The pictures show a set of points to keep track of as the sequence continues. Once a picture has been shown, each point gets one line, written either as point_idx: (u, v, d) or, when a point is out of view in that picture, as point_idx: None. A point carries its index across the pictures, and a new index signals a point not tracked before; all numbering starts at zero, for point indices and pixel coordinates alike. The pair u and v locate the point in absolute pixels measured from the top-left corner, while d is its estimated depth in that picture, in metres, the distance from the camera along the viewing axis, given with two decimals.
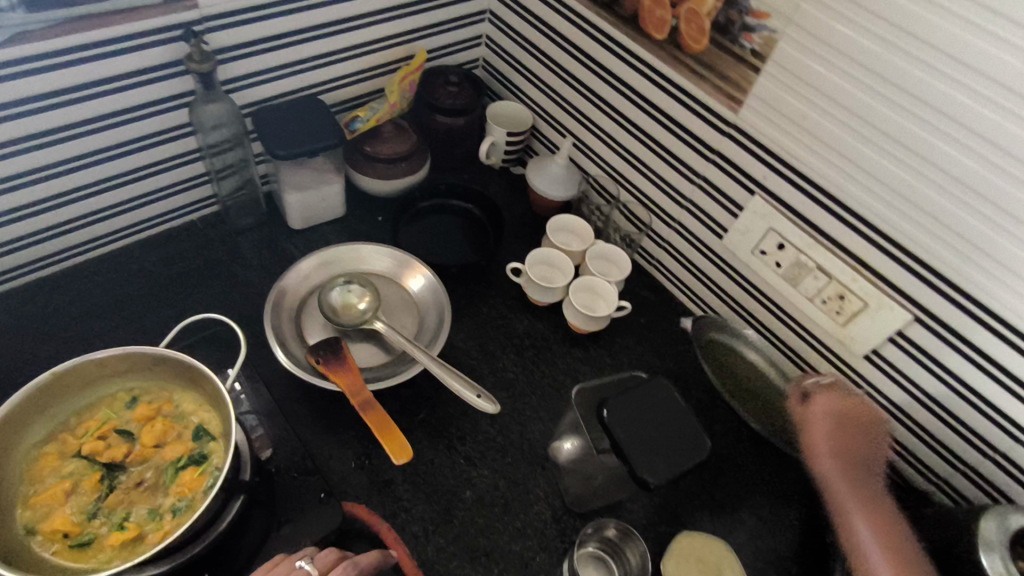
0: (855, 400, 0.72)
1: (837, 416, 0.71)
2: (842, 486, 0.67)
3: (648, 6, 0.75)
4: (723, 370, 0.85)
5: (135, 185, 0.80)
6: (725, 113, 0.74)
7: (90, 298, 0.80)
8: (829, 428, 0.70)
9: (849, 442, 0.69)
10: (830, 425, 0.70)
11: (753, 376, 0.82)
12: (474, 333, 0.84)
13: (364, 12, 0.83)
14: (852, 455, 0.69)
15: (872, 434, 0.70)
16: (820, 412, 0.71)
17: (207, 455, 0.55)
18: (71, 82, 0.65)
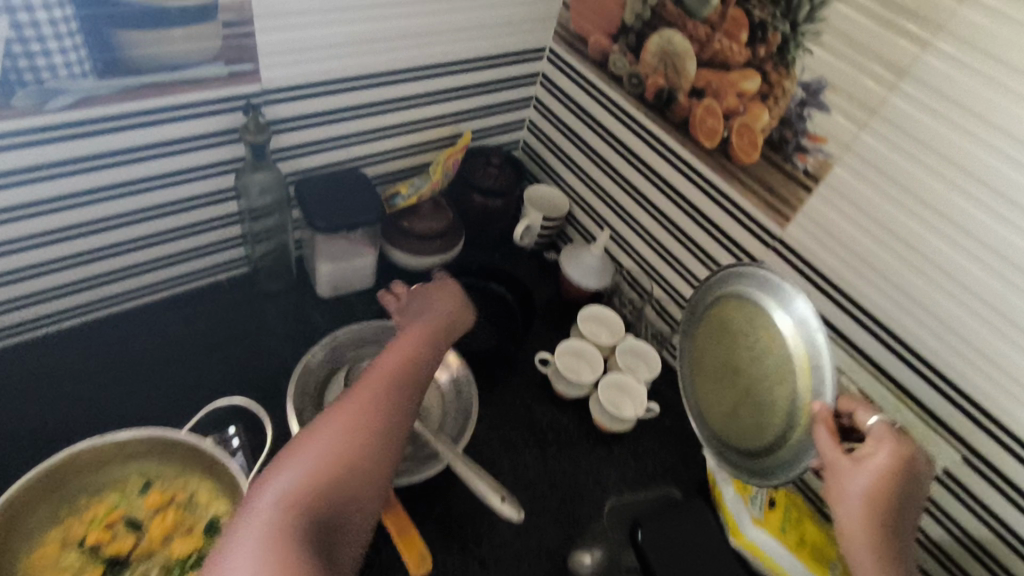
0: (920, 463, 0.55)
1: (900, 470, 0.54)
2: (866, 544, 0.53)
3: (700, 115, 0.76)
4: (725, 334, 0.70)
5: (170, 245, 0.79)
6: (772, 226, 0.73)
7: (110, 355, 0.79)
8: (885, 476, 0.54)
9: (902, 496, 0.54)
10: (886, 481, 0.54)
11: (750, 364, 0.67)
12: (496, 423, 0.81)
13: (418, 93, 0.84)
14: (900, 506, 0.54)
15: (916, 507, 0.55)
16: (882, 463, 0.54)
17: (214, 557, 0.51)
18: (122, 145, 0.65)
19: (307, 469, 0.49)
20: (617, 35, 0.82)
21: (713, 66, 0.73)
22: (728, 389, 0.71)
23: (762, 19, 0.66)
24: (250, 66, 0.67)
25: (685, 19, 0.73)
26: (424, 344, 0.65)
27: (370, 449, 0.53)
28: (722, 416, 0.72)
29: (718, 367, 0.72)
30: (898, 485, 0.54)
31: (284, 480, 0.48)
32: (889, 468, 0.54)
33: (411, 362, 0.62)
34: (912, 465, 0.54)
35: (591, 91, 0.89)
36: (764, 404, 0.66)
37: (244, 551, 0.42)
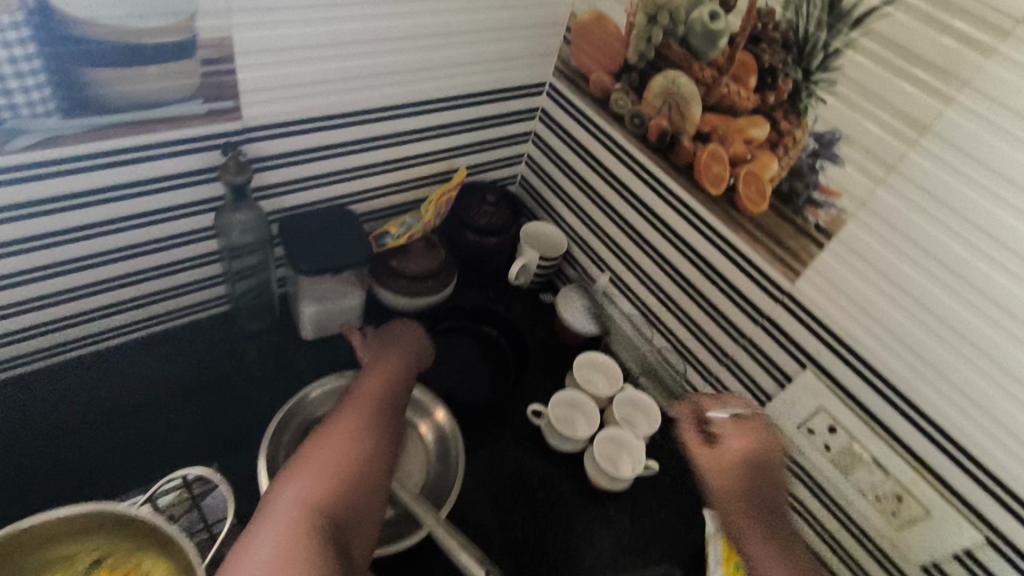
0: (765, 438, 0.63)
1: (759, 455, 0.62)
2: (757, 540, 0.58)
3: (705, 160, 0.72)
4: None
5: (144, 285, 0.75)
6: (780, 281, 0.69)
7: (78, 401, 0.74)
8: (744, 462, 0.62)
9: (768, 478, 0.62)
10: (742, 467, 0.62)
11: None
12: (484, 479, 0.77)
13: (410, 129, 0.81)
14: (769, 487, 0.61)
15: (777, 480, 0.62)
16: (739, 451, 0.63)
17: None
18: (91, 185, 0.61)
19: (312, 482, 0.58)
20: (620, 73, 0.78)
21: (719, 110, 0.69)
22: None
23: (772, 64, 0.63)
24: (230, 103, 0.63)
25: (690, 60, 0.70)
26: (402, 364, 0.73)
27: (365, 460, 0.61)
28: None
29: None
30: (761, 468, 0.62)
31: (294, 492, 0.57)
32: (749, 452, 0.63)
33: (391, 380, 0.71)
34: (767, 447, 0.63)
35: (591, 129, 0.85)
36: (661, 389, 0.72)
37: (267, 549, 0.52)
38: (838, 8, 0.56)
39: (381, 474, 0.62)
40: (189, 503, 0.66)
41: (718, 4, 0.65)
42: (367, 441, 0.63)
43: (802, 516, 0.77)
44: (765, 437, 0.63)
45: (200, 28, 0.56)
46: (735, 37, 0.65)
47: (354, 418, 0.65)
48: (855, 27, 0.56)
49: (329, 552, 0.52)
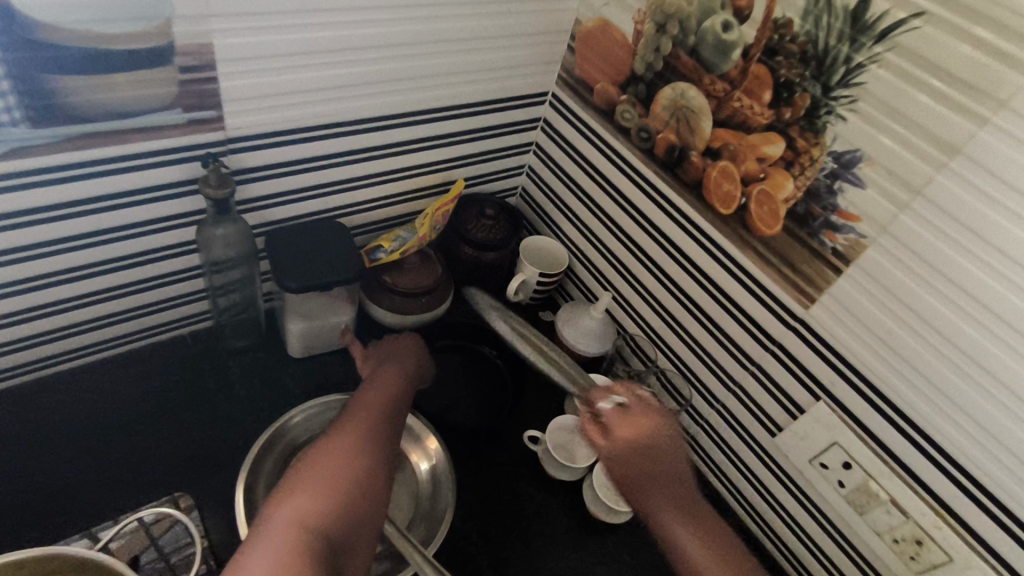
0: (652, 419, 0.63)
1: (649, 437, 0.61)
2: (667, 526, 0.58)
3: (715, 177, 0.68)
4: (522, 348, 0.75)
5: (122, 300, 0.71)
6: (794, 307, 0.65)
7: (50, 421, 0.70)
8: (636, 447, 0.61)
9: (665, 456, 0.61)
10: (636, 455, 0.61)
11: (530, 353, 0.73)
12: (477, 510, 0.73)
13: (406, 140, 0.77)
14: (669, 465, 0.61)
15: (671, 461, 0.61)
16: (627, 438, 0.61)
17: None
18: (62, 197, 0.58)
19: (311, 497, 0.53)
20: (625, 84, 0.75)
21: (730, 126, 0.65)
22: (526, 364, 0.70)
23: (788, 78, 0.59)
24: (212, 112, 0.60)
25: (700, 72, 0.66)
26: (398, 387, 0.70)
27: (361, 485, 0.57)
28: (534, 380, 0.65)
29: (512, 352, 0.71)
30: (654, 451, 0.61)
31: (290, 507, 0.52)
32: (642, 435, 0.61)
33: (387, 403, 0.67)
34: (659, 425, 0.62)
35: (595, 141, 0.81)
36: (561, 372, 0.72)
37: (261, 561, 0.46)
38: (862, 20, 0.52)
39: (378, 501, 0.57)
40: (162, 526, 0.64)
41: (730, 14, 0.61)
42: (365, 463, 0.59)
43: (813, 555, 0.73)
44: (653, 416, 0.63)
45: (179, 34, 0.53)
46: (749, 49, 0.61)
47: (351, 439, 0.60)
48: (879, 41, 0.52)
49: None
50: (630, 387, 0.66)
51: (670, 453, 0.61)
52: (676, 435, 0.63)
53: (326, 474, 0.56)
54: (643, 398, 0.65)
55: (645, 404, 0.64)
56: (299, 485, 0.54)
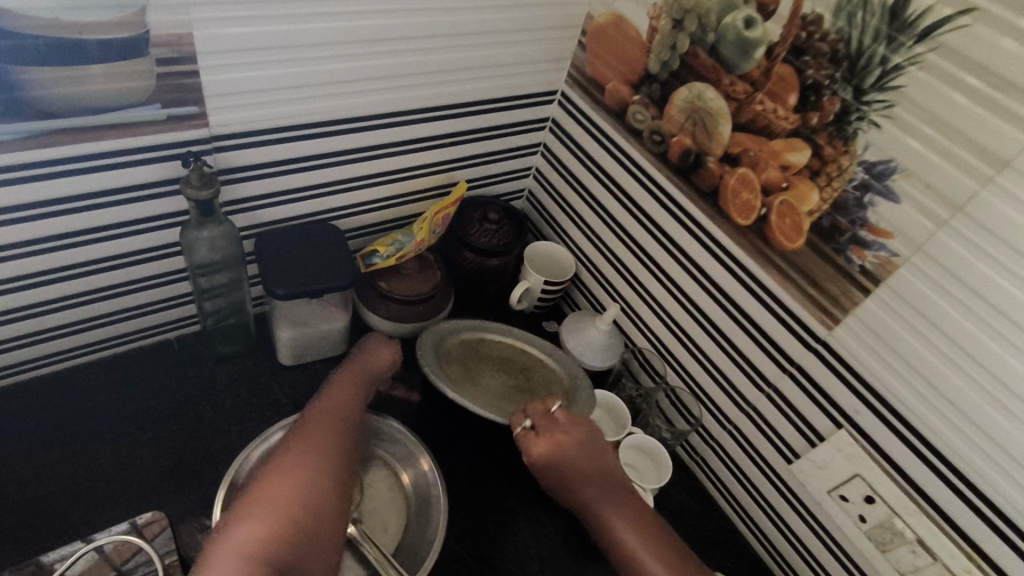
0: (566, 436, 0.64)
1: (561, 458, 0.63)
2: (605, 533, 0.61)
3: (733, 185, 0.63)
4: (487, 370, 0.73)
5: (103, 303, 0.68)
6: (816, 327, 0.60)
7: (25, 428, 0.67)
8: (555, 466, 0.64)
9: (583, 470, 0.63)
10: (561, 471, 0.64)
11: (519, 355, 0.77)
12: (470, 530, 0.69)
13: (405, 139, 0.73)
14: (586, 477, 0.63)
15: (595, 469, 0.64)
16: (548, 460, 0.63)
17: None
18: (34, 197, 0.54)
19: (269, 520, 0.49)
20: (638, 84, 0.70)
21: (750, 131, 0.61)
22: (504, 376, 0.73)
23: (816, 80, 0.54)
24: (195, 109, 0.57)
25: (719, 72, 0.61)
26: (360, 394, 0.66)
27: (322, 499, 0.53)
28: (502, 407, 0.69)
29: (490, 368, 0.74)
30: (570, 468, 0.63)
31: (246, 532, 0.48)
32: (555, 459, 0.63)
33: (346, 411, 0.63)
34: (569, 440, 0.64)
35: (605, 143, 0.77)
36: (531, 382, 0.74)
37: None
38: (901, 18, 0.47)
39: (336, 520, 0.53)
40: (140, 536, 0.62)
41: (754, 9, 0.57)
42: (320, 480, 0.54)
43: None
44: (562, 436, 0.64)
45: (155, 23, 0.49)
46: (773, 48, 0.56)
47: (306, 454, 0.56)
48: (921, 41, 0.47)
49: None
50: (535, 404, 0.67)
51: (585, 466, 0.63)
52: (587, 445, 0.64)
53: (278, 495, 0.51)
54: (551, 411, 0.66)
55: (553, 421, 0.65)
56: (253, 508, 0.50)
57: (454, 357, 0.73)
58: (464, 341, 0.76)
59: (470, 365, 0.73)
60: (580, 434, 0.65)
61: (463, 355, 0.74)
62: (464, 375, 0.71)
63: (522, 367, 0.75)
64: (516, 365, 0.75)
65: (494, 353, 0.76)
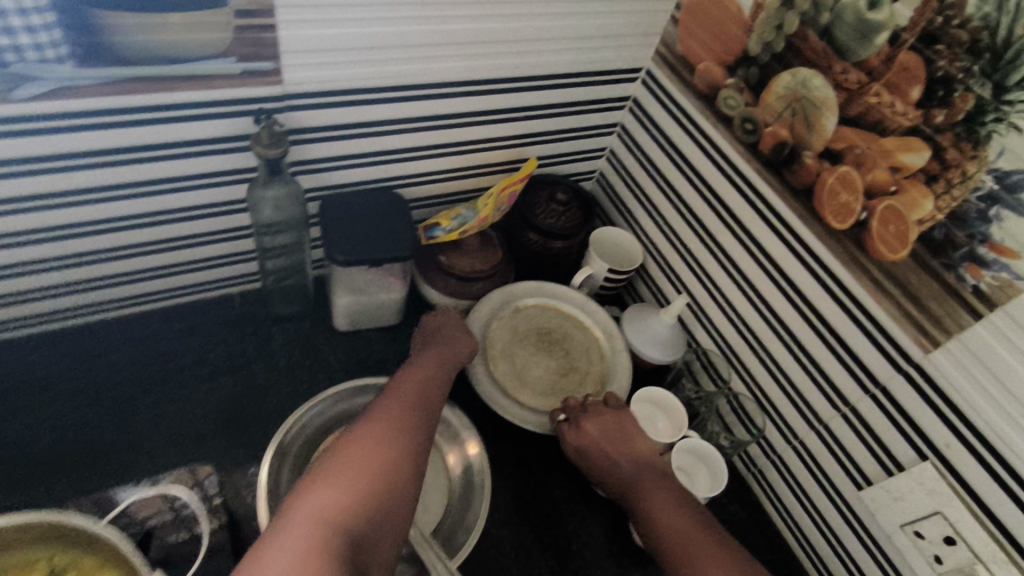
0: (598, 421, 0.67)
1: (591, 446, 0.66)
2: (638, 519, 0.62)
3: (831, 185, 0.57)
4: (529, 348, 0.77)
5: (172, 253, 0.69)
6: (909, 348, 0.54)
7: (91, 367, 0.70)
8: (590, 452, 0.66)
9: (615, 456, 0.65)
10: (595, 457, 0.66)
11: (556, 325, 0.80)
12: (512, 517, 0.68)
13: (478, 110, 0.70)
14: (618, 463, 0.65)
15: (627, 451, 0.65)
16: (580, 445, 0.67)
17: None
18: (113, 143, 0.55)
19: (336, 494, 0.49)
20: (734, 66, 0.65)
21: (859, 126, 0.55)
22: (546, 353, 0.77)
23: (948, 72, 0.48)
24: (270, 65, 0.56)
25: (831, 58, 0.55)
26: (438, 373, 0.65)
27: (392, 477, 0.52)
28: (549, 395, 0.74)
29: (531, 347, 0.77)
30: (604, 452, 0.66)
31: (315, 503, 0.48)
32: (587, 446, 0.66)
33: (424, 388, 0.62)
34: (599, 427, 0.67)
35: (689, 128, 0.72)
36: (570, 351, 0.78)
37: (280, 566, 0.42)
38: None
39: (403, 494, 0.52)
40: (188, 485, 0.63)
41: None
42: (391, 457, 0.53)
43: None
44: (588, 424, 0.67)
45: None
46: (900, 33, 0.50)
47: (379, 429, 0.55)
48: None
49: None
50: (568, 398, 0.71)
51: (617, 454, 0.65)
52: (617, 433, 0.67)
53: (350, 469, 0.51)
54: (584, 402, 0.70)
55: (585, 408, 0.69)
56: (325, 482, 0.50)
57: (496, 347, 0.76)
58: (505, 320, 0.78)
59: (513, 350, 0.76)
60: (612, 419, 0.68)
61: (504, 340, 0.77)
62: (510, 364, 0.75)
63: (560, 339, 0.79)
64: (554, 339, 0.79)
65: (530, 326, 0.79)
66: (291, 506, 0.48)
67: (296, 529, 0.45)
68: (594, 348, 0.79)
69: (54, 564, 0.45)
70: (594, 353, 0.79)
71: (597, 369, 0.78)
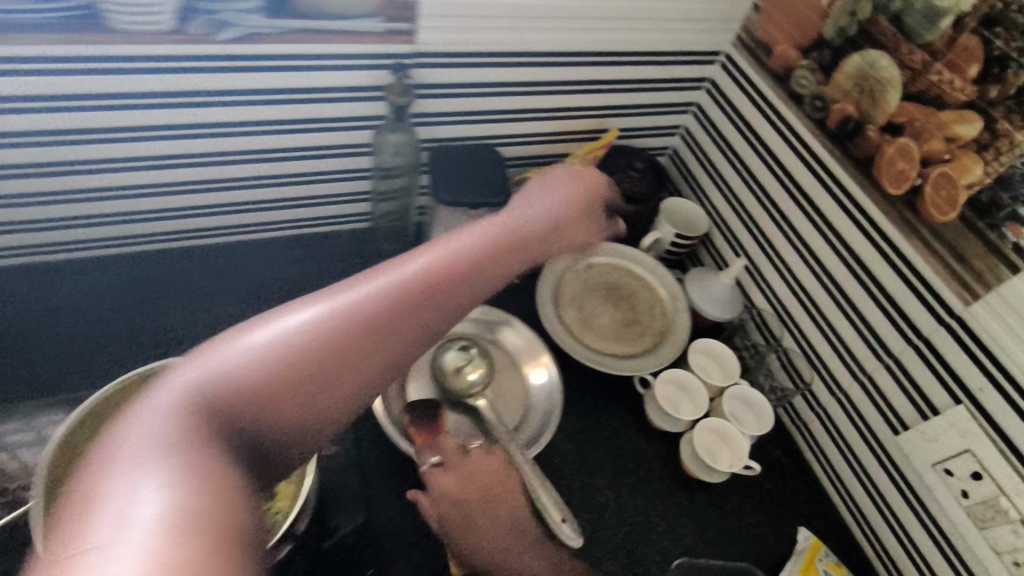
0: (479, 475, 0.60)
1: (457, 506, 0.58)
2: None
3: (890, 155, 0.64)
4: (597, 300, 0.85)
5: (303, 187, 0.81)
6: (953, 302, 0.61)
7: (227, 279, 0.82)
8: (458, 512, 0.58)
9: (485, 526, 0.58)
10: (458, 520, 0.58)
11: (625, 282, 0.87)
12: (577, 436, 0.77)
13: (573, 80, 0.80)
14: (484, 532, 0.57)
15: (495, 517, 0.58)
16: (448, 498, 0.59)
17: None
18: (277, 83, 0.67)
19: (278, 351, 0.40)
20: (810, 50, 0.73)
21: (921, 101, 0.63)
22: (613, 306, 0.84)
23: (1004, 52, 0.58)
24: (406, 26, 0.67)
25: (899, 40, 0.64)
26: (527, 252, 0.55)
27: (348, 367, 0.42)
28: (612, 341, 0.81)
29: (599, 298, 0.85)
30: (473, 515, 0.58)
31: (254, 345, 0.40)
32: (457, 505, 0.58)
33: (482, 266, 0.50)
34: (476, 485, 0.59)
35: (761, 106, 0.79)
36: (635, 306, 0.85)
37: (181, 400, 0.37)
38: None
39: (340, 398, 0.42)
40: None
41: None
42: (373, 342, 0.43)
43: (915, 562, 0.69)
44: (461, 480, 0.59)
45: None
46: (963, 19, 0.60)
47: (389, 295, 0.44)
48: None
49: (253, 485, 0.37)
50: (444, 438, 0.62)
51: (487, 522, 0.58)
52: (491, 499, 0.59)
53: (317, 328, 0.41)
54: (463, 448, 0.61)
55: (462, 458, 0.60)
56: (282, 322, 0.41)
57: (567, 295, 0.84)
58: (578, 272, 0.86)
59: (583, 299, 0.84)
60: (494, 478, 0.60)
61: (577, 289, 0.85)
62: (579, 311, 0.83)
63: (627, 295, 0.86)
64: (622, 293, 0.86)
65: (602, 280, 0.87)
66: (233, 341, 0.40)
67: (225, 363, 0.39)
68: (657, 308, 0.85)
69: None
70: (657, 312, 0.85)
71: (657, 325, 0.84)
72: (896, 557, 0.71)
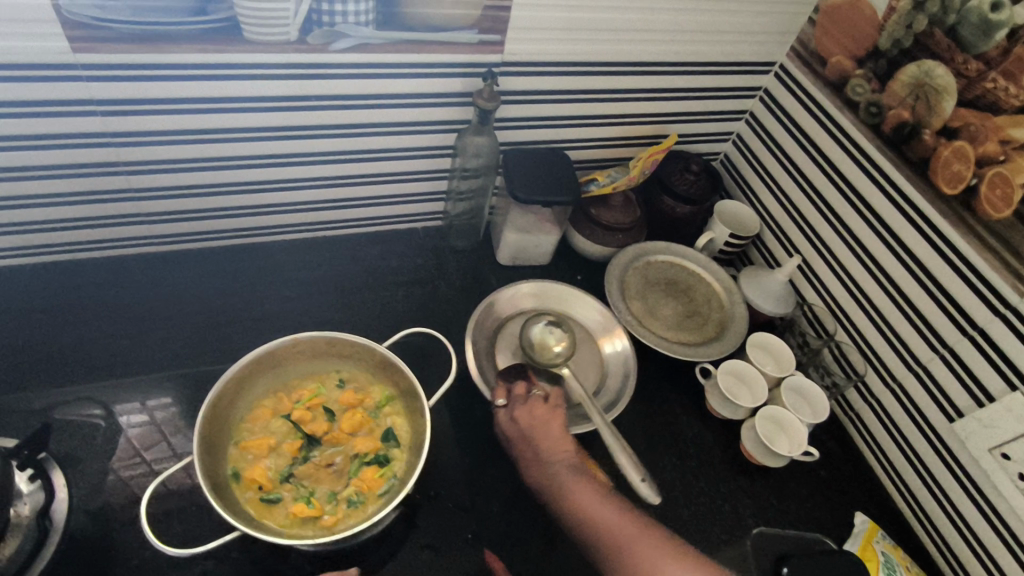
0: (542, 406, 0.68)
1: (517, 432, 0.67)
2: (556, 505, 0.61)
3: (946, 156, 0.70)
4: (659, 291, 0.91)
5: (386, 185, 0.87)
6: (1008, 293, 0.65)
7: (315, 269, 0.88)
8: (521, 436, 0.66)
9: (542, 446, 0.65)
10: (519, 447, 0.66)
11: (682, 278, 0.93)
12: (642, 421, 0.82)
13: (637, 89, 0.86)
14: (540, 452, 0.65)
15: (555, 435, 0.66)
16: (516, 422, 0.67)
17: (359, 507, 0.57)
18: (375, 88, 0.73)
19: None
20: (865, 60, 0.78)
21: (976, 107, 0.68)
22: (675, 298, 0.90)
23: None
24: (496, 38, 0.73)
25: (954, 50, 0.69)
26: None
27: None
28: (676, 330, 0.87)
29: (661, 291, 0.91)
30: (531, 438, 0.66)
31: None
32: (516, 436, 0.67)
33: None
34: (535, 417, 0.67)
35: (817, 112, 0.84)
36: (693, 299, 0.91)
37: None
38: None
39: None
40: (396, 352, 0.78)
41: None
42: None
43: (971, 544, 0.73)
44: (520, 414, 0.68)
45: None
46: (1018, 30, 0.64)
47: None
48: None
49: None
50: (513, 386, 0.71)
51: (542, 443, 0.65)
52: (546, 425, 0.67)
53: None
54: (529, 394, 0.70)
55: (522, 399, 0.69)
56: None
57: (633, 289, 0.90)
58: (639, 269, 0.92)
59: (647, 292, 0.90)
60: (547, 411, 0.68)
61: (640, 284, 0.91)
62: (644, 303, 0.89)
63: (685, 288, 0.92)
64: (681, 287, 0.92)
65: (661, 275, 0.92)
66: None
67: None
68: (715, 301, 0.91)
69: (342, 375, 0.65)
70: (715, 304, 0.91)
71: (715, 317, 0.90)
72: (951, 540, 0.75)
